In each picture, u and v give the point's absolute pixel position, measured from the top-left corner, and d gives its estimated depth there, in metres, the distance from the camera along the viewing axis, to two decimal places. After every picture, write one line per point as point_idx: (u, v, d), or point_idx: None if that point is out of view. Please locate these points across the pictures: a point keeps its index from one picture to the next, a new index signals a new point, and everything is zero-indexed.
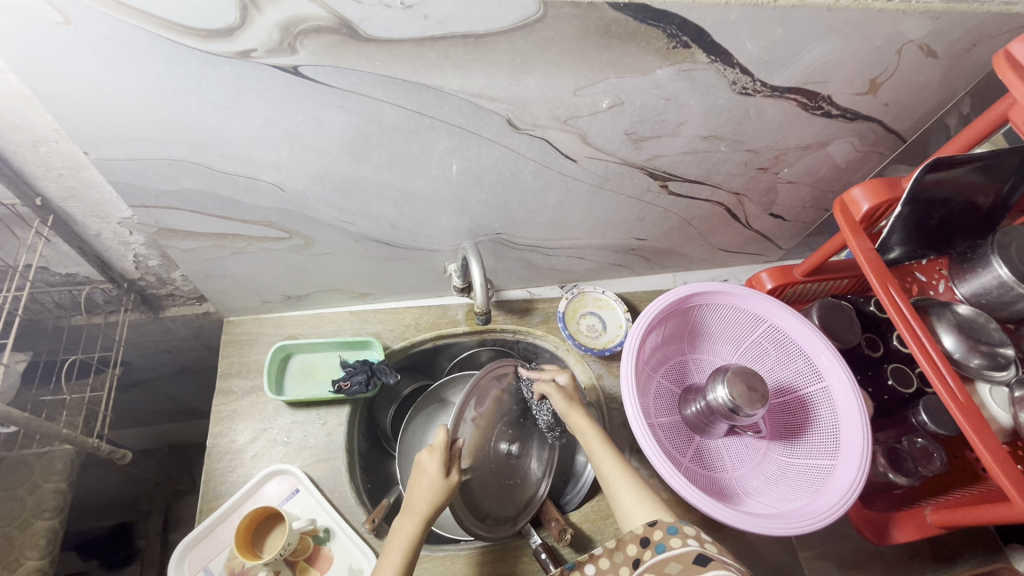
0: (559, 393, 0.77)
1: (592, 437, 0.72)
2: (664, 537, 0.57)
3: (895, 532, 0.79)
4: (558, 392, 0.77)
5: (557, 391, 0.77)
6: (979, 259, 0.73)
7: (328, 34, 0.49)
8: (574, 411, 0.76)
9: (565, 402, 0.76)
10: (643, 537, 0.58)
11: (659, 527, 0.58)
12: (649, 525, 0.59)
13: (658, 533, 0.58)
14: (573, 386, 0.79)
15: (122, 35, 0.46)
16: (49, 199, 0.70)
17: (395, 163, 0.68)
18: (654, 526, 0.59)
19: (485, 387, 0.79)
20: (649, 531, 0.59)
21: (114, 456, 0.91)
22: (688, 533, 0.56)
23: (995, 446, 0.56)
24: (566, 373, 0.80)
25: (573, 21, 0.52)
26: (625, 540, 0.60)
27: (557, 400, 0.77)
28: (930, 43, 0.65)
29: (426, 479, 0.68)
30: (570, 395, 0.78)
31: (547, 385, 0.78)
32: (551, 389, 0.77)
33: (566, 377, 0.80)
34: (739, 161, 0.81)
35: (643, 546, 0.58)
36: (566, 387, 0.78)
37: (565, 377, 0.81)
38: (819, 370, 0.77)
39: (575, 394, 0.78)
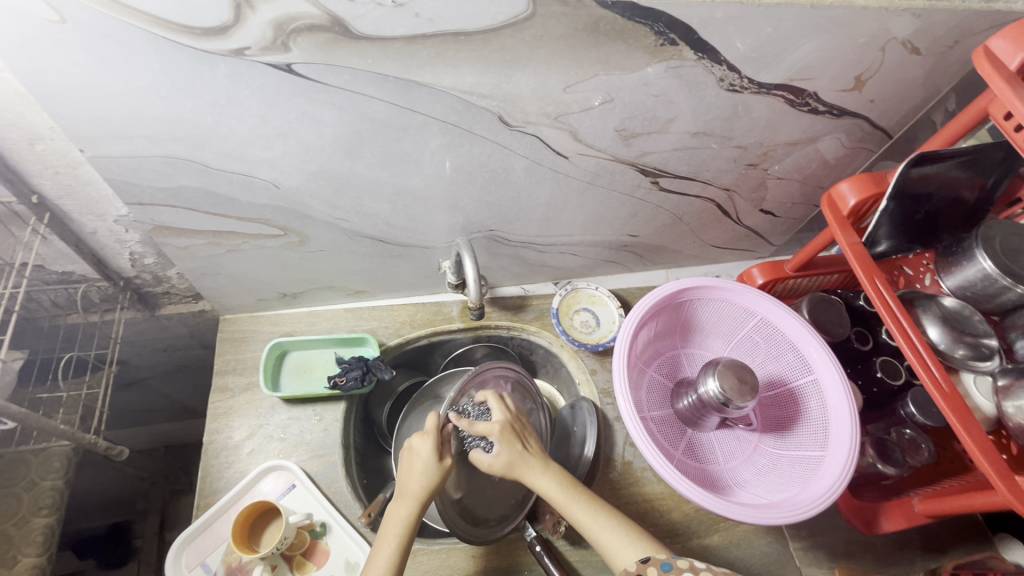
0: (494, 463, 0.69)
1: (562, 495, 0.68)
2: (659, 575, 0.57)
3: (884, 522, 0.80)
4: (496, 465, 0.69)
5: (491, 464, 0.69)
6: (964, 252, 0.74)
7: (321, 32, 0.50)
8: (522, 471, 0.69)
9: (506, 470, 0.69)
10: (636, 573, 0.58)
11: (653, 563, 0.58)
12: (642, 563, 0.58)
13: (653, 571, 0.57)
14: (504, 447, 0.70)
15: (117, 33, 0.47)
16: (44, 196, 0.71)
17: (388, 160, 0.69)
18: (647, 563, 0.58)
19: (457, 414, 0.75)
20: (642, 569, 0.58)
21: (111, 453, 0.92)
22: (683, 567, 0.56)
23: (976, 432, 0.57)
24: (495, 432, 0.70)
25: (561, 19, 0.53)
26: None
27: (497, 470, 0.69)
28: (914, 40, 0.66)
29: (420, 461, 0.67)
30: (508, 460, 0.69)
31: (479, 460, 0.70)
32: (483, 465, 0.69)
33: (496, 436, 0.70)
34: (729, 157, 0.82)
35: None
36: (498, 452, 0.69)
37: (495, 435, 0.71)
38: (809, 363, 0.78)
39: (513, 454, 0.69)
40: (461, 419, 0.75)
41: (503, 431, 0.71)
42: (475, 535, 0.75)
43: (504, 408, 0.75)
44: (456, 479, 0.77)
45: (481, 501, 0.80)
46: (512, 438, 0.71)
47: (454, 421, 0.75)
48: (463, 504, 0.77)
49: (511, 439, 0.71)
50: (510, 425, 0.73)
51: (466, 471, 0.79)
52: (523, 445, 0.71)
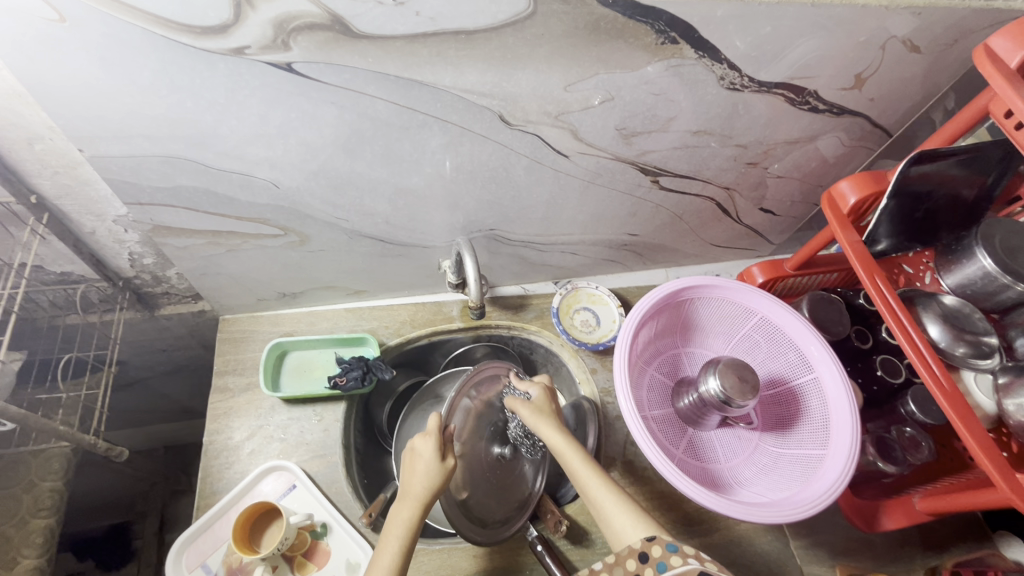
0: (529, 406, 0.75)
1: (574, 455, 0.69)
2: (663, 555, 0.52)
3: (885, 520, 0.80)
4: (527, 406, 0.74)
5: (525, 406, 0.75)
6: (964, 250, 0.75)
7: (321, 30, 0.50)
8: (543, 422, 0.73)
9: (532, 414, 0.74)
10: (640, 552, 0.53)
11: (658, 543, 0.54)
12: (646, 540, 0.54)
13: (658, 550, 0.53)
14: (543, 397, 0.76)
15: (117, 33, 0.47)
16: (43, 197, 0.71)
17: (388, 160, 0.69)
18: (653, 542, 0.54)
19: (461, 412, 0.77)
20: (648, 546, 0.54)
21: (110, 453, 0.91)
22: (689, 551, 0.52)
23: (978, 431, 0.57)
24: (540, 385, 0.78)
25: (562, 17, 0.53)
26: (623, 557, 0.54)
27: (524, 411, 0.74)
28: (914, 39, 0.66)
29: (422, 463, 0.67)
30: (538, 407, 0.75)
31: (514, 400, 0.76)
32: (517, 405, 0.75)
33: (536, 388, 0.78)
34: (729, 156, 0.82)
35: (643, 562, 0.53)
36: (537, 398, 0.76)
37: (537, 388, 0.77)
38: (809, 361, 0.78)
39: (547, 406, 0.75)
40: (462, 417, 0.77)
41: (545, 388, 0.78)
42: (484, 537, 0.76)
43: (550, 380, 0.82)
44: (462, 479, 0.77)
45: (487, 502, 0.80)
46: (550, 397, 0.77)
47: (456, 421, 0.76)
48: (469, 504, 0.77)
49: (550, 398, 0.77)
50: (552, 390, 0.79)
51: (471, 471, 0.79)
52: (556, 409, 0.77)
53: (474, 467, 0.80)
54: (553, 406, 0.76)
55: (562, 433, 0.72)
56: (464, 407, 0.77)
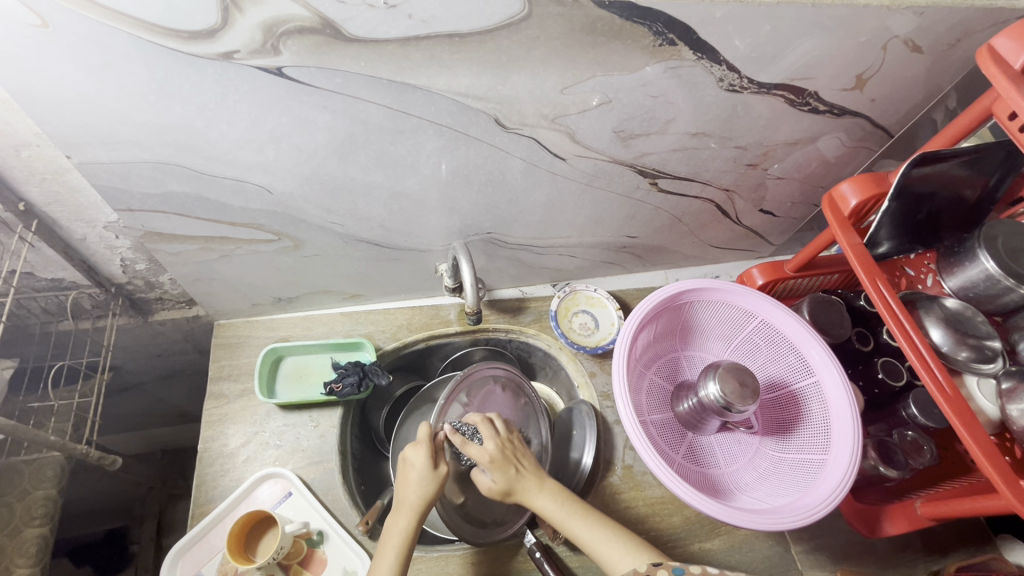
0: (493, 487, 0.70)
1: (559, 513, 0.69)
2: None
3: (887, 526, 0.80)
4: (496, 491, 0.70)
5: (491, 487, 0.70)
6: (966, 252, 0.74)
7: (312, 34, 0.49)
8: (523, 496, 0.70)
9: (507, 495, 0.70)
10: None
11: (664, 567, 0.59)
12: (653, 565, 0.60)
13: (665, 575, 0.58)
14: (501, 473, 0.70)
15: (102, 37, 0.46)
16: (32, 204, 0.70)
17: (383, 164, 0.68)
18: (659, 567, 0.59)
19: (449, 419, 0.76)
20: (654, 571, 0.60)
21: (103, 461, 0.90)
22: (695, 573, 0.58)
23: (984, 440, 0.56)
24: (486, 461, 0.70)
25: (558, 20, 0.52)
26: None
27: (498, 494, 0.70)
28: (915, 39, 0.65)
29: (415, 473, 0.67)
30: (506, 490, 0.70)
31: (479, 482, 0.71)
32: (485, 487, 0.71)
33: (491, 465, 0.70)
34: (729, 158, 0.81)
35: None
36: (494, 478, 0.70)
37: (486, 463, 0.70)
38: (810, 365, 0.78)
39: (510, 479, 0.70)
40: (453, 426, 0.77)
41: (495, 462, 0.70)
42: (485, 539, 0.77)
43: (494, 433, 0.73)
44: (459, 484, 0.79)
45: (486, 504, 0.81)
46: (509, 459, 0.71)
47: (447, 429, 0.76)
48: (466, 508, 0.79)
49: (505, 463, 0.71)
50: (503, 448, 0.72)
51: (467, 475, 0.80)
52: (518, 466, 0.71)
53: (470, 469, 0.81)
54: (519, 475, 0.70)
55: (540, 492, 0.70)
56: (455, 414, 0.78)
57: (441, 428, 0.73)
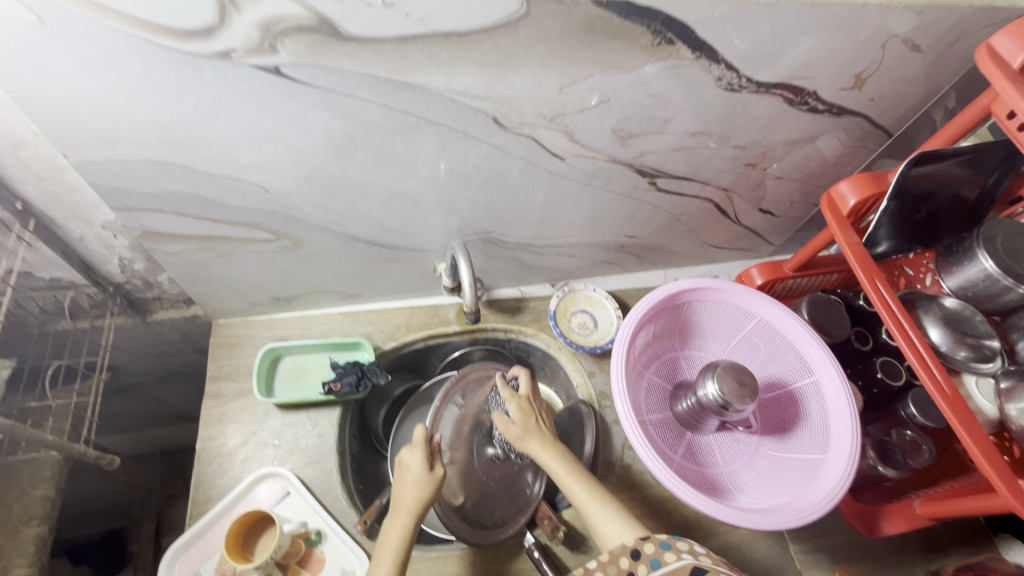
0: (509, 424, 0.74)
1: (562, 471, 0.70)
2: (656, 551, 0.58)
3: (885, 525, 0.80)
4: (510, 428, 0.74)
5: (507, 426, 0.74)
6: (966, 251, 0.73)
7: (309, 33, 0.49)
8: (530, 444, 0.73)
9: (518, 436, 0.73)
10: (634, 550, 0.59)
11: (651, 541, 0.59)
12: (641, 539, 0.60)
13: (651, 548, 0.58)
14: (522, 415, 0.75)
15: (98, 36, 0.46)
16: (29, 203, 0.70)
17: (381, 163, 0.67)
18: (647, 540, 0.59)
19: (444, 420, 0.76)
20: (641, 544, 0.59)
21: (100, 461, 0.92)
22: (681, 548, 0.57)
23: (984, 441, 0.56)
24: (514, 401, 0.76)
25: (556, 19, 0.52)
26: (617, 554, 0.60)
27: (509, 433, 0.74)
28: (914, 38, 0.65)
29: (411, 475, 0.67)
30: (521, 430, 0.74)
31: (499, 419, 0.75)
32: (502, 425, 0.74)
33: (515, 408, 0.76)
34: (728, 157, 0.81)
35: (635, 559, 0.59)
36: (515, 416, 0.75)
37: (513, 403, 0.76)
38: (808, 364, 0.78)
39: (528, 423, 0.74)
40: (449, 428, 0.77)
41: (523, 404, 0.76)
42: (484, 539, 0.77)
43: (529, 388, 0.80)
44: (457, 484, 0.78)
45: (485, 506, 0.80)
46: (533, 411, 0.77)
47: (443, 430, 0.75)
48: (466, 509, 0.78)
49: (529, 411, 0.76)
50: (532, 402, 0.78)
51: (466, 477, 0.79)
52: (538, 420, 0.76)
53: (468, 470, 0.79)
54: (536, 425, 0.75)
55: (548, 447, 0.73)
56: (450, 415, 0.77)
57: (437, 430, 0.73)
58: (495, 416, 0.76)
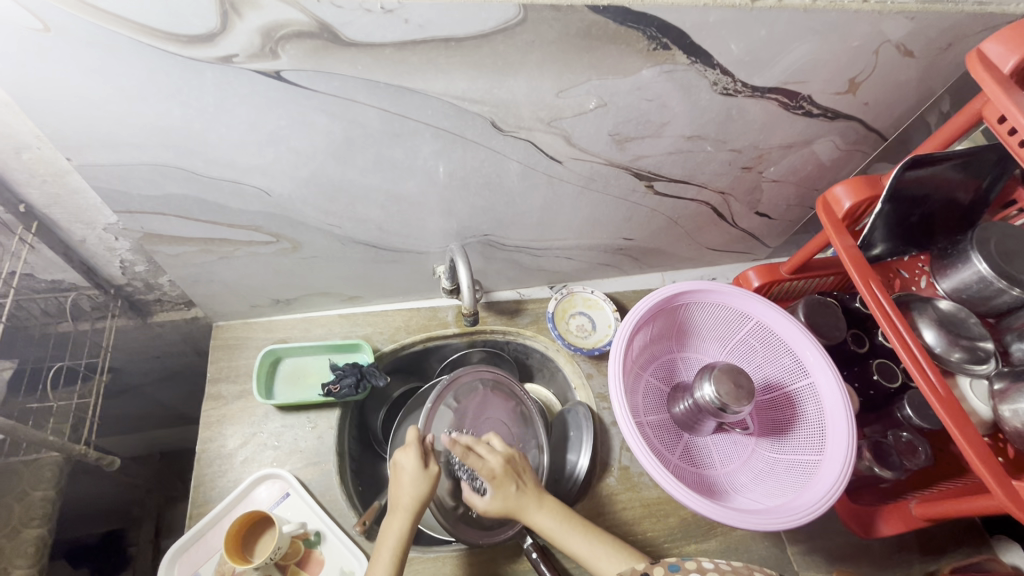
0: (489, 506, 0.71)
1: (555, 525, 0.70)
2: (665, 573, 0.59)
3: (881, 526, 0.81)
4: (493, 508, 0.71)
5: (487, 507, 0.71)
6: (959, 254, 0.74)
7: (310, 39, 0.50)
8: (518, 512, 0.71)
9: (503, 511, 0.71)
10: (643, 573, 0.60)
11: (660, 565, 0.60)
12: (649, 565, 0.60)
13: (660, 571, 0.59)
14: (500, 491, 0.71)
15: (103, 41, 0.47)
16: (32, 205, 0.70)
17: (380, 166, 0.68)
18: (655, 565, 0.60)
19: (437, 419, 0.79)
20: (651, 568, 0.60)
21: (102, 462, 0.91)
22: (691, 568, 0.58)
23: (978, 441, 0.56)
24: (487, 477, 0.72)
25: (553, 24, 0.53)
26: None
27: (494, 511, 0.71)
28: (907, 43, 0.66)
29: (406, 475, 0.68)
30: (505, 507, 0.71)
31: (476, 503, 0.72)
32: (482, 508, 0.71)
33: (490, 482, 0.72)
34: (724, 161, 0.82)
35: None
36: (491, 496, 0.71)
37: (488, 479, 0.72)
38: (805, 366, 0.78)
39: (508, 497, 0.71)
40: (442, 427, 0.80)
41: (497, 478, 0.72)
42: (481, 540, 0.76)
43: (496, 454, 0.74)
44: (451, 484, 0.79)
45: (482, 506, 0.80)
46: (508, 477, 0.72)
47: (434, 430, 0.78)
48: (461, 512, 0.78)
49: (505, 480, 0.72)
50: (506, 466, 0.73)
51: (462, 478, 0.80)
52: (519, 481, 0.73)
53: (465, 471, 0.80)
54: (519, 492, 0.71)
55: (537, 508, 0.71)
56: (442, 414, 0.80)
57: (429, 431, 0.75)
58: (470, 497, 0.72)
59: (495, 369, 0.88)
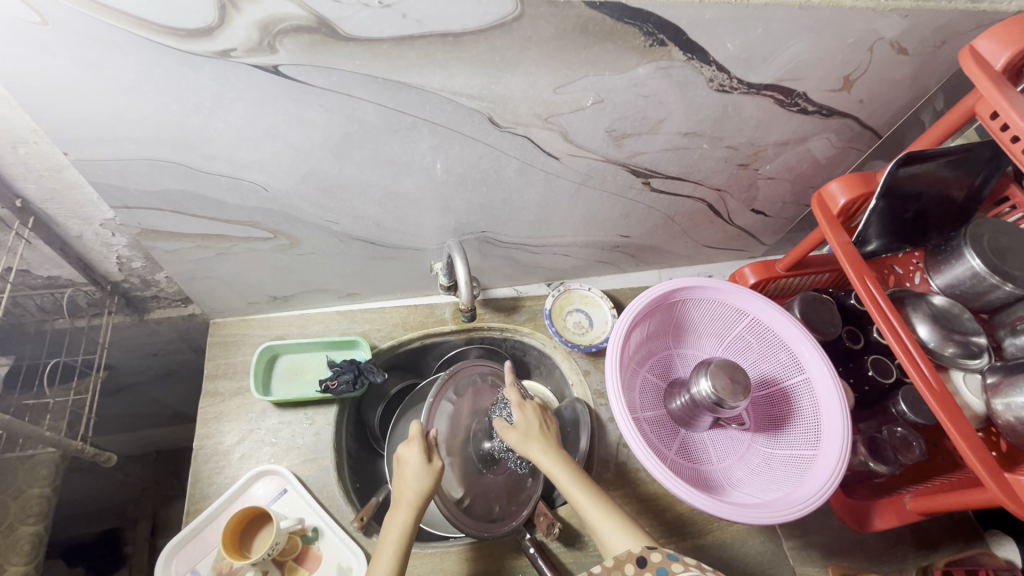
0: (512, 429, 0.75)
1: (564, 477, 0.70)
2: (662, 562, 0.55)
3: (875, 519, 0.82)
4: (512, 434, 0.74)
5: (506, 432, 0.75)
6: (953, 250, 0.75)
7: (307, 33, 0.50)
8: (530, 447, 0.73)
9: (519, 441, 0.74)
10: (639, 557, 0.56)
11: (658, 550, 0.56)
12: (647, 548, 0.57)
13: (657, 557, 0.56)
14: (527, 420, 0.76)
15: (100, 35, 0.47)
16: (29, 201, 0.70)
17: (378, 162, 0.68)
18: (653, 549, 0.57)
19: (440, 414, 0.78)
20: (647, 552, 0.57)
21: (99, 459, 0.91)
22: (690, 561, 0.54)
23: (970, 434, 0.57)
24: (522, 408, 0.77)
25: (550, 20, 0.53)
26: (621, 561, 0.57)
27: (511, 438, 0.74)
28: (901, 40, 0.66)
29: (409, 469, 0.68)
30: (525, 433, 0.74)
31: (502, 426, 0.76)
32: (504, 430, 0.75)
33: (522, 413, 0.77)
34: (720, 158, 0.82)
35: (641, 566, 0.56)
36: (518, 422, 0.76)
37: (521, 410, 0.77)
38: (800, 362, 0.79)
39: (530, 428, 0.75)
40: (445, 424, 0.79)
41: (531, 410, 0.77)
42: (489, 533, 0.76)
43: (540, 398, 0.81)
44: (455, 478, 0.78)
45: (484, 501, 0.80)
46: (536, 417, 0.77)
47: (437, 426, 0.77)
48: (465, 505, 0.77)
49: (534, 418, 0.77)
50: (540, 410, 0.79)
51: (463, 472, 0.80)
52: (542, 426, 0.77)
53: (466, 466, 0.80)
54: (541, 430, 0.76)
55: (550, 454, 0.72)
56: (444, 411, 0.79)
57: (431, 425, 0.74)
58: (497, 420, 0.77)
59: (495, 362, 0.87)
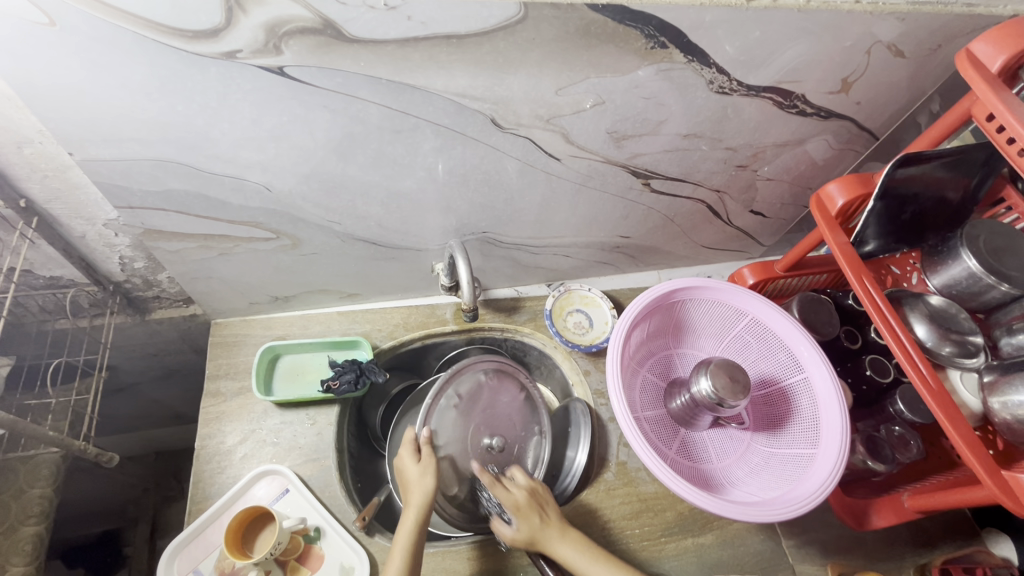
0: (517, 537, 0.73)
1: (581, 560, 0.72)
2: None
3: (875, 518, 0.82)
4: (518, 541, 0.73)
5: (513, 538, 0.73)
6: (949, 251, 0.76)
7: (313, 35, 0.50)
8: (544, 546, 0.73)
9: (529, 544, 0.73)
10: None
11: None
12: None
13: None
14: (526, 522, 0.73)
15: (107, 36, 0.47)
16: (32, 201, 0.70)
17: (380, 163, 0.69)
18: None
19: (440, 413, 0.79)
20: None
21: (101, 459, 0.91)
22: None
23: (966, 431, 0.58)
24: (512, 506, 0.74)
25: (553, 22, 0.54)
26: None
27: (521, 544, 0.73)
28: (898, 43, 0.67)
29: (404, 471, 0.75)
30: (530, 538, 0.73)
31: (503, 533, 0.74)
32: (509, 536, 0.73)
33: (516, 513, 0.74)
34: (720, 159, 0.83)
35: None
36: (517, 528, 0.73)
37: (514, 511, 0.74)
38: (800, 361, 0.79)
39: (534, 529, 0.73)
40: (445, 421, 0.79)
41: (523, 508, 0.74)
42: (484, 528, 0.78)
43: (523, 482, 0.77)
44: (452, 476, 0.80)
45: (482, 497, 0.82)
46: (531, 509, 0.74)
47: (435, 424, 0.78)
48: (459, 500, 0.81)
49: (529, 512, 0.74)
50: (530, 497, 0.76)
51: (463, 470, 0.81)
52: (542, 513, 0.75)
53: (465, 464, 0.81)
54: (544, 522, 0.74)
55: (564, 543, 0.73)
56: (446, 409, 0.80)
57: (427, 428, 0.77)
58: (497, 525, 0.74)
59: (500, 358, 0.87)
